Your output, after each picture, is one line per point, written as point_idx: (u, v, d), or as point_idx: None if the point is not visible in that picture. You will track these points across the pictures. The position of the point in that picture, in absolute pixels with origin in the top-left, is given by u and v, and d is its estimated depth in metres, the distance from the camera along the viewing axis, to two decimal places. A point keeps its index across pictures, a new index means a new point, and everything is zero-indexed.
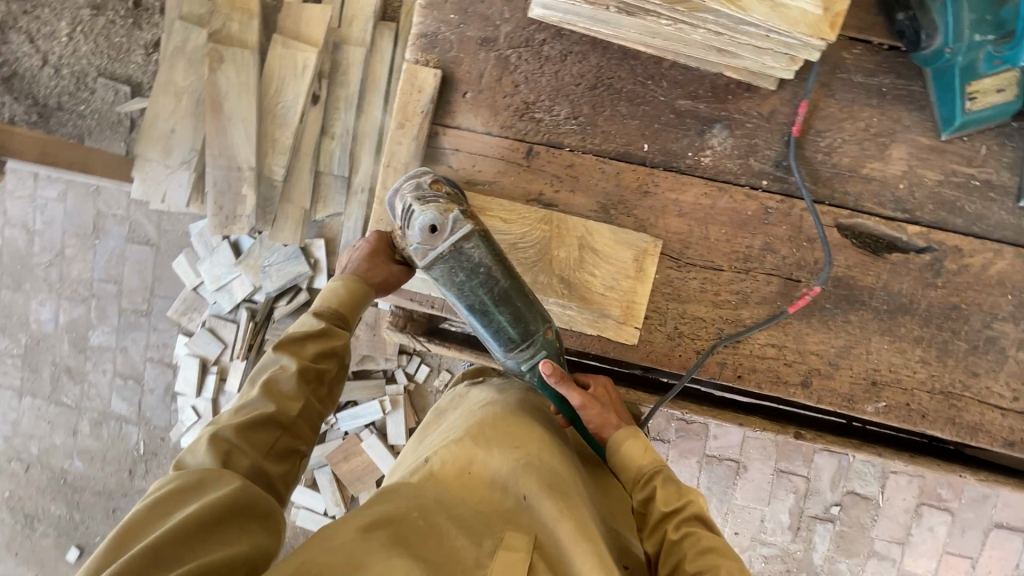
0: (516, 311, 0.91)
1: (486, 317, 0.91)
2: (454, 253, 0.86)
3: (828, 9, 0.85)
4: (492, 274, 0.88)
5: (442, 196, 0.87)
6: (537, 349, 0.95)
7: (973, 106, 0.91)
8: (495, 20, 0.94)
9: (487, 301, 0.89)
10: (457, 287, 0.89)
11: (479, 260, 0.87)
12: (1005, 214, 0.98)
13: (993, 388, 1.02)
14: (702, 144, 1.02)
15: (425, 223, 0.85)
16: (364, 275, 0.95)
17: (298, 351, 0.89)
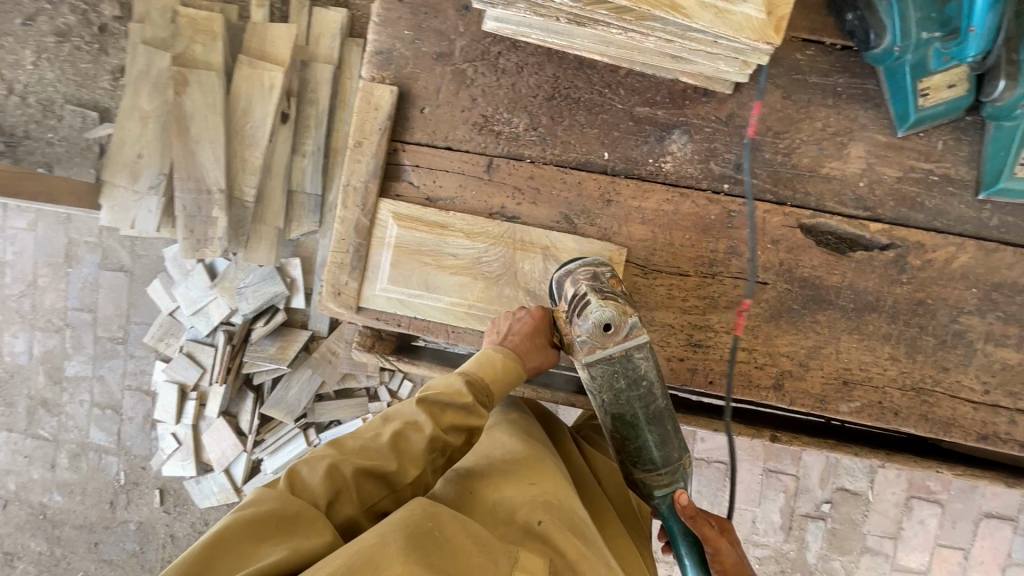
0: (662, 433, 0.85)
1: (631, 430, 0.84)
2: (622, 359, 0.81)
3: (771, 13, 0.74)
4: (653, 386, 0.83)
5: (621, 295, 0.82)
6: (675, 478, 0.87)
7: (927, 103, 0.84)
8: (450, 35, 0.93)
9: (641, 414, 0.83)
10: (614, 390, 0.82)
11: (645, 374, 0.82)
12: (965, 208, 0.90)
13: (964, 382, 0.91)
14: (662, 151, 0.92)
15: (600, 319, 0.79)
16: (519, 354, 0.83)
17: (437, 412, 0.76)
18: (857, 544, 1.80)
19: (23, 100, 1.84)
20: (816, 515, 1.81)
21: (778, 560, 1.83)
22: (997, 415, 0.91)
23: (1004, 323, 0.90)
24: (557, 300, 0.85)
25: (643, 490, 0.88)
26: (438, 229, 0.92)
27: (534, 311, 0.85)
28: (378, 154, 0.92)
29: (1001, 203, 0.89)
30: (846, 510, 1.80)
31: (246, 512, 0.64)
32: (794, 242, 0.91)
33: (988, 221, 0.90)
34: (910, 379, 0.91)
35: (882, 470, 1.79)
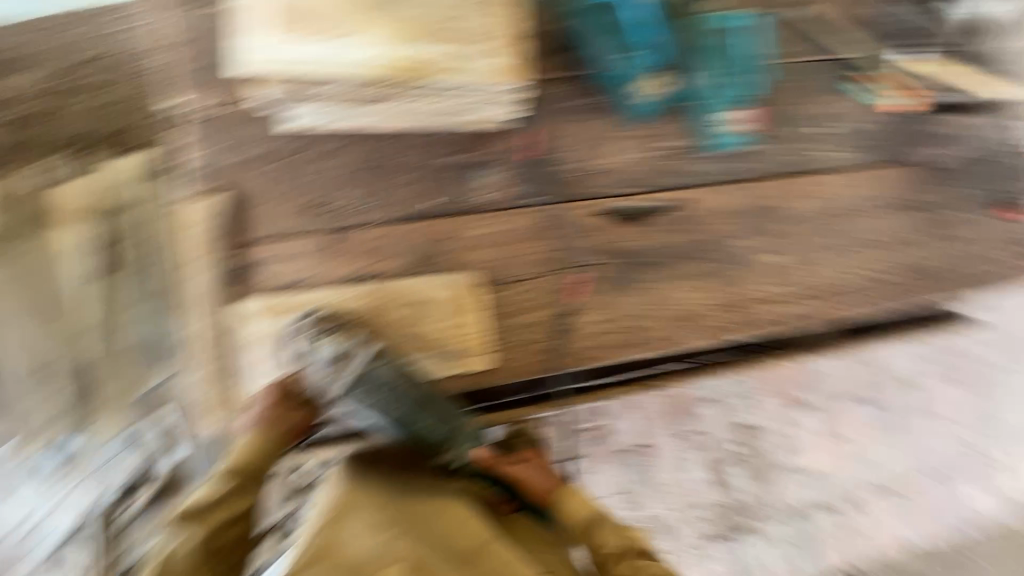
0: (438, 411, 1.07)
1: (404, 424, 1.05)
2: (363, 374, 1.02)
3: (511, 61, 0.96)
4: (404, 385, 1.05)
5: (338, 332, 1.05)
6: (460, 442, 1.08)
7: (650, 98, 1.12)
8: (257, 139, 1.00)
9: (407, 408, 1.04)
10: (376, 403, 1.04)
11: (389, 376, 1.03)
12: (707, 163, 1.18)
13: (744, 288, 1.23)
14: (477, 185, 1.09)
15: (330, 355, 1.03)
16: (283, 419, 1.03)
17: (199, 516, 0.95)
18: None
19: None
20: None
21: None
22: None
23: None
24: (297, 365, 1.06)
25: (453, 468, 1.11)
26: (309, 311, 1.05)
27: (269, 389, 1.03)
28: None
29: (727, 154, 1.20)
30: None
31: None
32: (599, 223, 1.15)
33: (725, 169, 1.20)
34: None
35: None
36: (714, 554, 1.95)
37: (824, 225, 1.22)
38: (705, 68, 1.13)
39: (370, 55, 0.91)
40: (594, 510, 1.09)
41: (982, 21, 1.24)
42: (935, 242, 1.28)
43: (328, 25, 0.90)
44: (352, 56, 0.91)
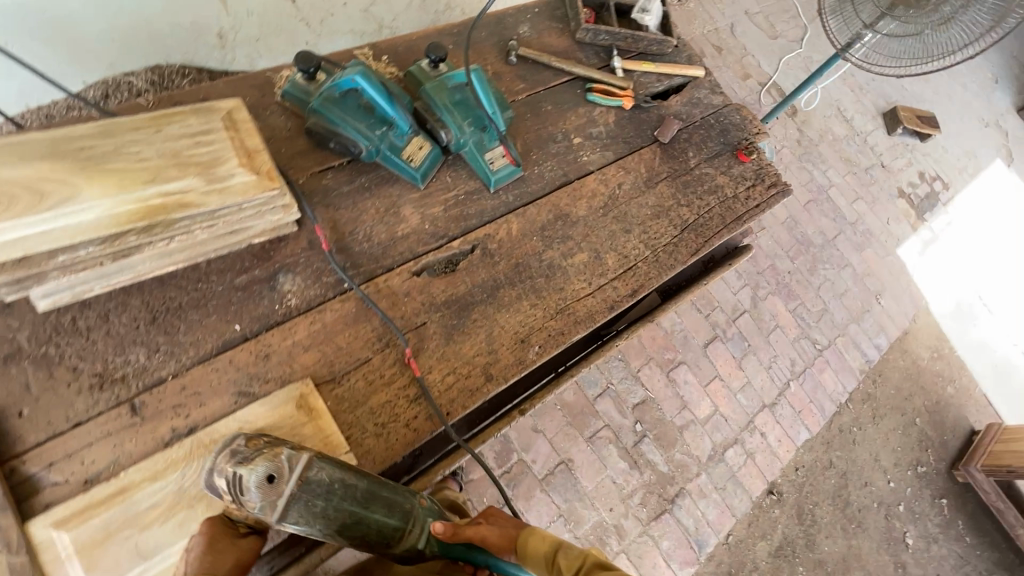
0: (384, 501, 0.97)
1: (361, 525, 0.93)
2: (303, 488, 0.87)
3: (259, 170, 0.92)
4: (344, 485, 0.91)
5: (265, 446, 0.87)
6: (422, 521, 1.03)
7: (417, 163, 1.23)
8: (6, 334, 0.88)
9: (355, 508, 0.92)
10: (320, 516, 0.88)
11: (330, 479, 0.90)
12: (491, 200, 1.31)
13: (576, 286, 1.29)
14: (281, 294, 1.06)
15: (261, 477, 0.83)
16: (214, 568, 0.80)
17: None
18: (674, 430, 2.24)
19: None
20: (640, 436, 2.17)
21: (651, 489, 2.12)
22: (606, 290, 1.32)
23: (564, 243, 1.33)
24: (219, 496, 0.84)
25: (413, 552, 1.03)
26: (119, 497, 0.84)
27: (199, 528, 0.83)
28: None
29: (505, 187, 1.33)
30: (650, 416, 2.22)
31: None
32: (419, 285, 1.16)
33: (509, 199, 1.33)
34: (551, 306, 1.25)
35: (642, 372, 2.27)
36: (657, 528, 2.08)
37: (606, 216, 1.41)
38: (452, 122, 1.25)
39: (104, 209, 0.81)
40: (554, 542, 1.03)
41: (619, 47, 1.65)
42: (693, 199, 1.53)
43: (40, 193, 0.78)
44: (85, 216, 0.80)
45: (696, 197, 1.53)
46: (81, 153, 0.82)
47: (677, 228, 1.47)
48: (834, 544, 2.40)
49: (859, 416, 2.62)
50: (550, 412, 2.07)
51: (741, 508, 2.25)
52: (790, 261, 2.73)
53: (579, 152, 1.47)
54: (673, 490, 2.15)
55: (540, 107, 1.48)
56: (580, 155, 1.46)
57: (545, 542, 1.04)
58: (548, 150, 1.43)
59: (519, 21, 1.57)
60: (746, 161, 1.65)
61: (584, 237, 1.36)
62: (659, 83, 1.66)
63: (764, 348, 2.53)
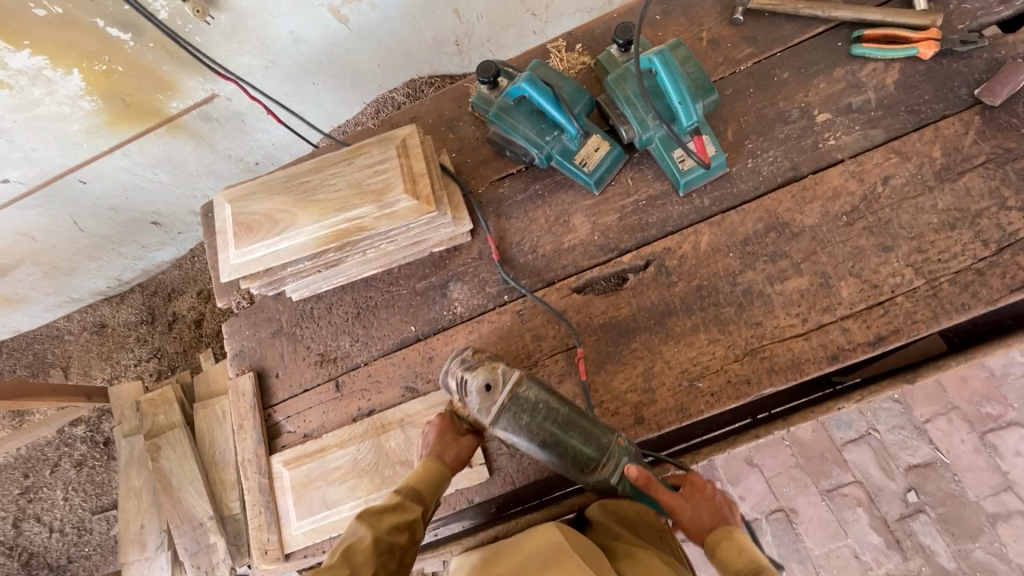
0: (583, 430, 0.91)
1: (561, 446, 0.91)
2: (512, 401, 0.89)
3: (418, 195, 0.99)
4: (550, 405, 0.91)
5: (487, 358, 0.93)
6: (619, 458, 0.92)
7: (590, 167, 1.10)
8: (276, 316, 1.23)
9: (556, 428, 0.90)
10: (525, 429, 0.90)
11: (536, 398, 0.90)
12: (679, 205, 1.09)
13: (782, 322, 0.98)
14: (449, 301, 1.15)
15: (479, 385, 0.90)
16: (443, 456, 0.94)
17: (375, 522, 0.87)
18: (980, 518, 1.55)
19: (61, 531, 2.18)
20: (911, 510, 1.59)
21: None
22: (830, 333, 0.96)
23: (774, 263, 1.01)
24: (452, 395, 0.95)
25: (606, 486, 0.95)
26: (318, 454, 1.09)
27: (435, 417, 0.99)
28: (257, 426, 1.14)
29: (700, 189, 1.09)
30: (935, 487, 1.59)
31: None
32: (576, 303, 1.08)
33: (703, 203, 1.08)
34: (738, 346, 0.99)
35: (931, 424, 1.62)
36: None
37: (851, 227, 1.00)
38: (632, 116, 1.06)
39: (310, 233, 1.01)
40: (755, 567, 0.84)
41: None
42: None
43: (275, 221, 1.02)
44: (298, 238, 1.01)
45: None
46: (302, 187, 1.04)
47: (990, 245, 0.94)
48: None
49: None
50: (773, 445, 1.70)
51: None
52: None
53: (824, 134, 1.06)
54: None
55: (771, 77, 1.13)
56: (824, 138, 1.06)
57: (738, 559, 0.86)
58: (773, 134, 1.09)
59: None
60: None
61: (807, 256, 1.00)
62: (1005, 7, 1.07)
63: None
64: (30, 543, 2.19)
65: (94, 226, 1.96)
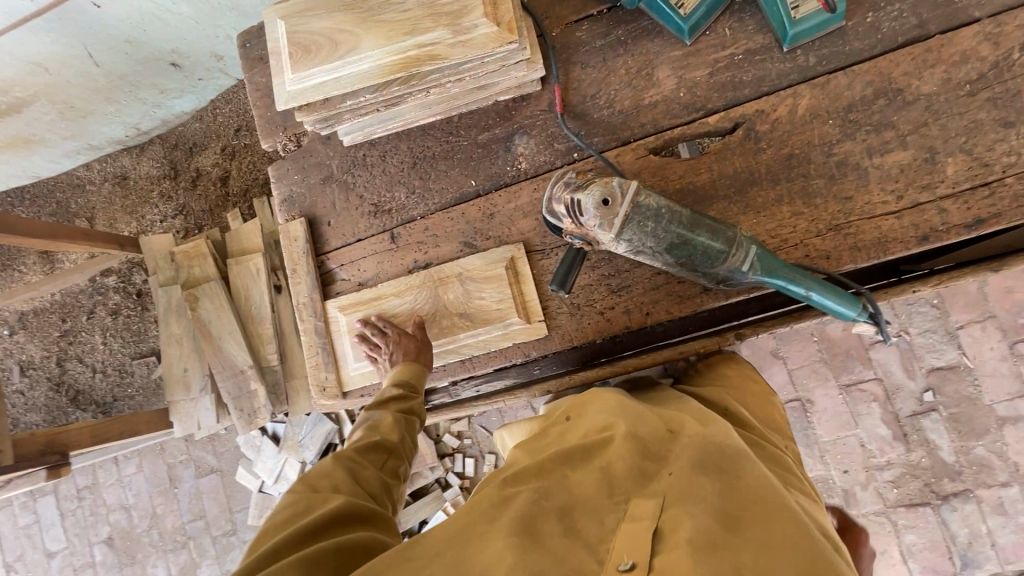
0: (710, 227, 0.87)
1: (688, 249, 0.87)
2: (636, 211, 0.86)
3: (499, 21, 0.88)
4: (672, 213, 0.87)
5: (593, 178, 0.89)
6: (747, 246, 0.87)
7: (686, 10, 0.97)
8: (326, 161, 1.16)
9: (681, 229, 0.86)
10: (651, 237, 0.87)
11: (658, 204, 0.86)
12: (780, 63, 0.98)
13: (875, 200, 0.92)
14: (513, 156, 1.08)
15: (597, 200, 0.85)
16: (410, 354, 1.02)
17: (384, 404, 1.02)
18: (989, 420, 1.62)
19: (104, 372, 2.30)
20: (924, 408, 1.66)
21: (915, 474, 1.66)
22: (926, 213, 0.90)
23: (877, 133, 0.93)
24: (562, 222, 0.93)
25: (734, 278, 0.90)
26: (374, 302, 1.09)
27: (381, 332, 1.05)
28: (310, 270, 1.13)
29: (808, 43, 0.96)
30: (953, 389, 1.64)
31: (279, 512, 0.82)
32: (652, 166, 1.01)
33: (807, 62, 0.96)
34: (822, 220, 0.94)
35: (964, 331, 1.64)
36: (905, 517, 1.66)
37: (974, 97, 0.90)
38: None
39: (374, 59, 0.91)
40: None
41: None
42: None
43: (334, 43, 0.92)
44: (360, 65, 0.92)
45: None
46: (365, 5, 0.93)
47: None
48: None
49: None
50: (800, 341, 1.73)
51: None
52: None
53: None
54: (951, 487, 1.64)
55: None
56: None
57: None
58: None
59: None
60: None
61: (916, 128, 0.92)
62: None
63: None
64: (75, 380, 2.32)
65: (110, 61, 1.81)
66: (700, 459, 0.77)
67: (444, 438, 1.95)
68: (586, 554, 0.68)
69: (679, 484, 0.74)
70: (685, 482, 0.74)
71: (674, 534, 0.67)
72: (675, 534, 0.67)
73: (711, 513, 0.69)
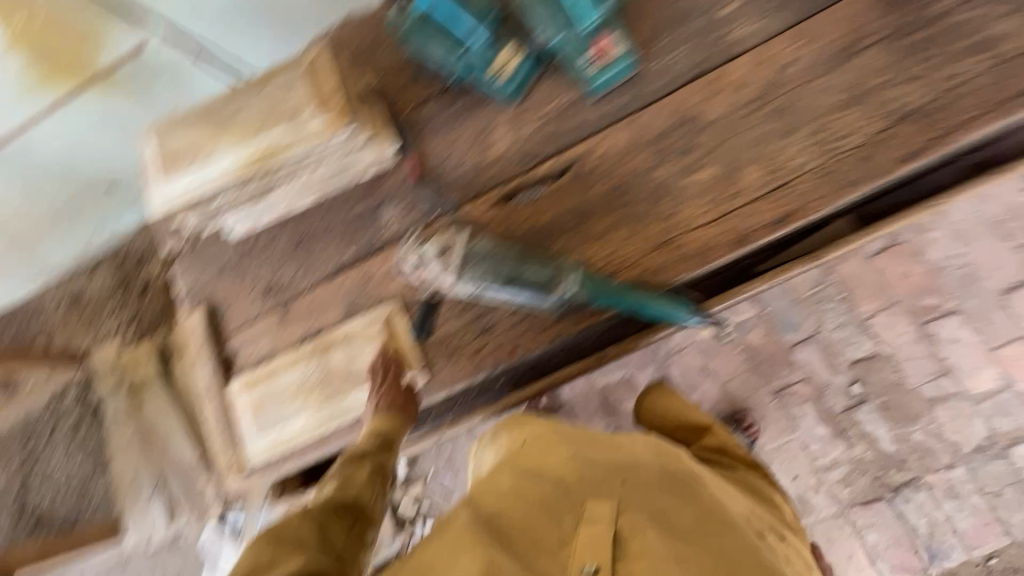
0: (536, 260, 1.00)
1: (523, 281, 0.96)
2: (469, 255, 0.95)
3: (328, 114, 1.07)
4: (502, 251, 0.99)
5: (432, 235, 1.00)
6: (569, 270, 1.00)
7: (506, 76, 1.11)
8: (220, 253, 1.26)
9: (512, 263, 0.96)
10: (488, 275, 0.96)
11: (488, 247, 0.98)
12: (595, 109, 1.11)
13: (692, 212, 1.02)
14: (383, 224, 1.18)
15: (434, 250, 0.96)
16: (397, 404, 1.05)
17: (358, 460, 1.06)
18: (919, 403, 1.64)
19: (66, 490, 2.30)
20: (855, 401, 1.68)
21: (863, 469, 1.65)
22: (736, 218, 1.00)
23: (684, 156, 1.04)
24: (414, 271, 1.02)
25: (567, 301, 1.01)
26: (268, 376, 1.16)
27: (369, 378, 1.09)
28: (213, 354, 1.22)
29: (610, 90, 1.10)
30: (878, 378, 1.67)
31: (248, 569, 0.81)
32: (501, 213, 1.11)
33: (617, 105, 1.09)
34: (653, 238, 1.02)
35: (874, 319, 1.69)
36: (862, 515, 1.64)
37: (757, 113, 1.02)
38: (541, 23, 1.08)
39: (231, 157, 1.08)
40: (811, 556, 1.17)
41: None
42: (933, 69, 0.96)
43: (199, 150, 1.10)
44: (220, 163, 1.09)
45: (941, 66, 0.96)
46: (223, 116, 1.12)
47: (885, 119, 0.96)
48: None
49: None
50: (725, 354, 1.78)
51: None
52: None
53: (732, 25, 1.06)
54: (900, 477, 1.63)
55: None
56: (731, 30, 1.06)
57: None
58: (681, 30, 1.08)
59: None
60: None
61: (715, 146, 1.03)
62: None
63: None
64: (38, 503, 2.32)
65: (48, 192, 1.96)
66: (647, 476, 0.92)
67: (402, 505, 1.93)
68: (555, 561, 0.81)
69: (630, 494, 0.88)
70: (638, 493, 0.89)
71: (634, 539, 0.81)
72: (632, 543, 0.82)
73: (663, 519, 0.86)
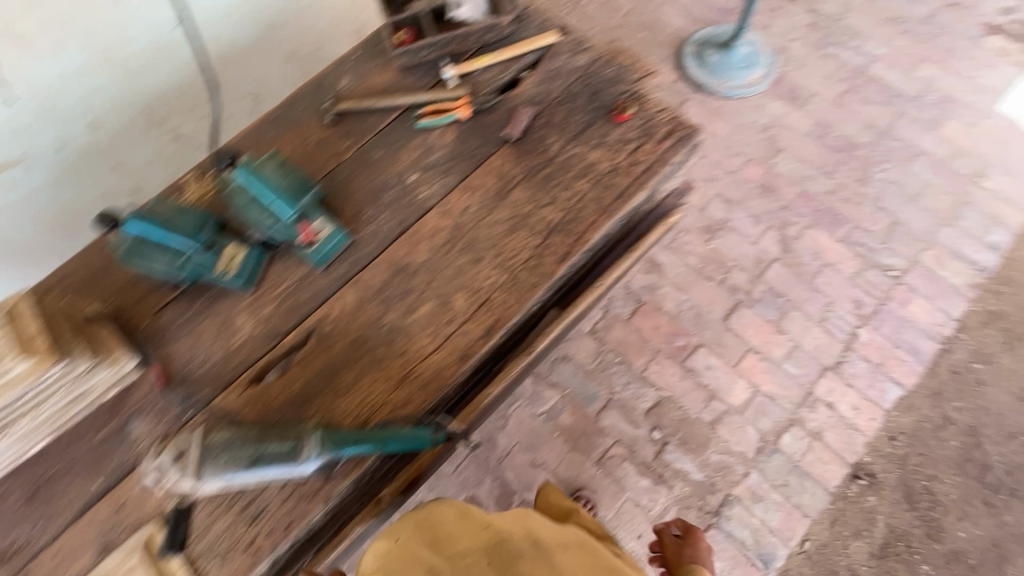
0: (276, 435, 1.02)
1: (266, 458, 0.98)
2: (205, 451, 0.96)
3: (34, 351, 1.00)
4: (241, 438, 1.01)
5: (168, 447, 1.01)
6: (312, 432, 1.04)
7: (233, 271, 1.22)
8: None
9: (250, 446, 0.98)
10: (228, 466, 0.96)
11: (225, 438, 0.99)
12: (325, 279, 1.25)
13: (420, 345, 1.17)
14: (131, 441, 1.13)
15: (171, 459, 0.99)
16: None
17: None
18: (705, 428, 1.91)
19: None
20: (660, 445, 1.90)
21: (688, 504, 1.83)
22: (455, 339, 1.17)
23: (405, 300, 1.22)
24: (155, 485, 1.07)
25: (321, 462, 1.01)
26: None
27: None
28: None
29: (333, 260, 1.26)
30: (669, 418, 1.93)
31: None
32: (255, 394, 1.15)
33: (342, 272, 1.26)
34: (393, 375, 1.15)
35: (649, 369, 1.99)
36: None
37: (452, 251, 1.25)
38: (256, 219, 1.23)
39: None
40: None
41: (462, 37, 1.44)
42: (560, 191, 1.28)
43: None
44: None
45: (564, 188, 1.29)
46: None
47: (540, 234, 1.25)
48: (976, 526, 1.78)
49: (982, 345, 1.97)
50: (547, 442, 1.92)
51: (815, 505, 1.81)
52: (826, 180, 2.24)
53: (418, 190, 1.34)
54: (717, 499, 1.83)
55: (371, 158, 1.38)
56: (418, 194, 1.33)
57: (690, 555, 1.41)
58: (380, 202, 1.33)
59: (339, 75, 1.49)
60: (630, 119, 1.36)
61: (427, 285, 1.23)
62: (509, 70, 1.45)
63: (812, 297, 2.06)
64: None
65: None
66: (517, 557, 1.00)
67: None
68: None
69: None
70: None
71: None
72: None
73: None
